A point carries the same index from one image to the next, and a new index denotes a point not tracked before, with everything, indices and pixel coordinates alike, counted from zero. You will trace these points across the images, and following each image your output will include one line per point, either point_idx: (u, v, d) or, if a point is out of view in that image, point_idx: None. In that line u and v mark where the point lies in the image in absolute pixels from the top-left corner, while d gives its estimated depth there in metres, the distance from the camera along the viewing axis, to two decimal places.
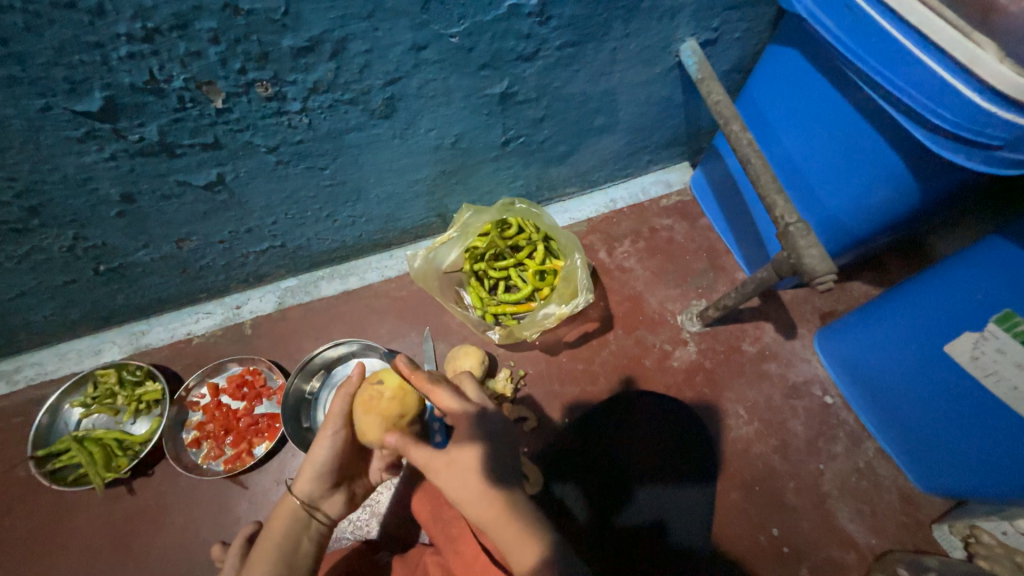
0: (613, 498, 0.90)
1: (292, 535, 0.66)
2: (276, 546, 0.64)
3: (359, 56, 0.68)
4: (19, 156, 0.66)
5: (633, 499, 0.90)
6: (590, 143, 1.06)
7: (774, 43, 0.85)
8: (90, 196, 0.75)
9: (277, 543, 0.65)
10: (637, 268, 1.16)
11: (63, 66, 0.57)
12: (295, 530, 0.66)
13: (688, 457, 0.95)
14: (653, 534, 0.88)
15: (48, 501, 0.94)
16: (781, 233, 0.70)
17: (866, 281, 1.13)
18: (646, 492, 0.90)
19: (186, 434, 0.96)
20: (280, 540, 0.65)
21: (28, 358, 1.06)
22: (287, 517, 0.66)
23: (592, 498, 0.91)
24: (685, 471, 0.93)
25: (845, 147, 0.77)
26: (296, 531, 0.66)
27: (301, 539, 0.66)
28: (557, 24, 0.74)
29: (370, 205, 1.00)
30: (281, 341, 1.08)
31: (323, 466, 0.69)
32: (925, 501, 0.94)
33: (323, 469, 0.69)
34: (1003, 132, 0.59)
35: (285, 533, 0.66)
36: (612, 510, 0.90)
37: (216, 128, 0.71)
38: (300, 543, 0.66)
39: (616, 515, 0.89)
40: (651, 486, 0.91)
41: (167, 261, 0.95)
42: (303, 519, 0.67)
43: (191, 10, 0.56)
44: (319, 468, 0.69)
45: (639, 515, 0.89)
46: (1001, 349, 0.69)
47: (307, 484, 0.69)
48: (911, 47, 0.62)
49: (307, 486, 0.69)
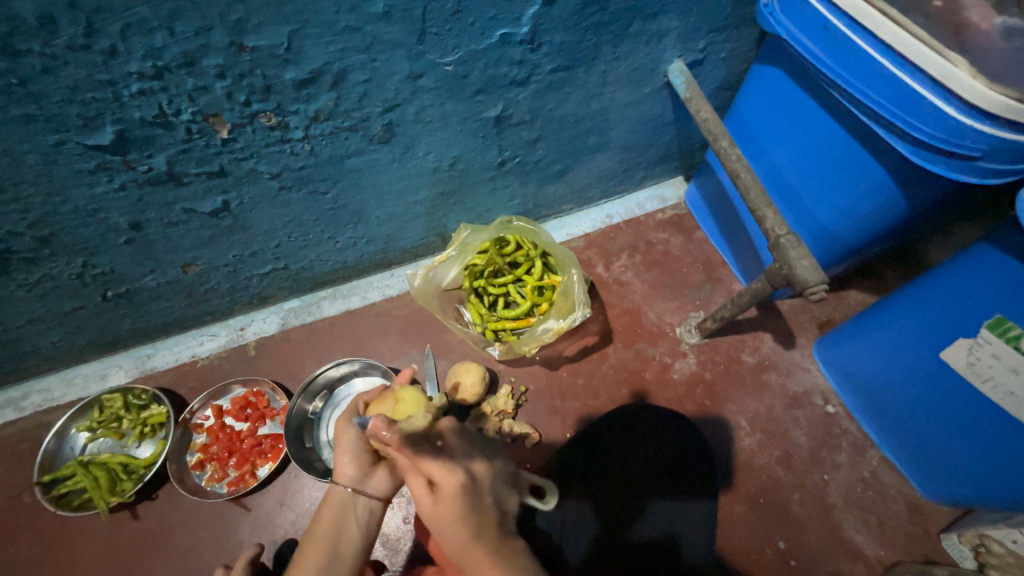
0: (621, 513, 0.90)
1: (339, 521, 0.66)
2: (324, 536, 0.64)
3: (358, 86, 0.71)
4: (32, 188, 0.68)
5: (644, 513, 0.90)
6: (585, 161, 1.08)
7: (759, 62, 0.88)
8: (100, 225, 0.78)
9: (327, 527, 0.65)
10: (635, 282, 1.17)
11: (76, 103, 0.60)
12: (345, 514, 0.67)
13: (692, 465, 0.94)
14: (664, 547, 0.87)
15: (53, 528, 0.94)
16: (773, 246, 0.72)
17: (862, 290, 1.14)
18: (658, 505, 0.90)
19: (191, 456, 0.96)
20: (329, 523, 0.66)
21: (35, 384, 1.07)
22: (336, 502, 0.67)
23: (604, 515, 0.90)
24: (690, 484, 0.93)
25: (831, 159, 0.79)
26: (343, 516, 0.66)
27: (348, 522, 0.66)
28: (548, 50, 0.78)
29: (371, 226, 1.02)
30: (284, 362, 1.09)
31: (357, 449, 0.71)
32: (932, 510, 0.93)
33: (357, 451, 0.70)
34: (982, 143, 0.61)
35: (332, 521, 0.66)
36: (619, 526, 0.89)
37: (222, 156, 0.73)
38: (348, 526, 0.66)
39: (626, 531, 0.89)
40: (661, 498, 0.91)
41: (173, 285, 0.97)
42: (348, 502, 0.67)
43: (198, 48, 0.59)
44: (355, 451, 0.70)
45: (649, 528, 0.88)
46: (996, 354, 0.70)
47: (349, 470, 0.69)
48: (888, 65, 0.65)
49: (346, 472, 0.69)
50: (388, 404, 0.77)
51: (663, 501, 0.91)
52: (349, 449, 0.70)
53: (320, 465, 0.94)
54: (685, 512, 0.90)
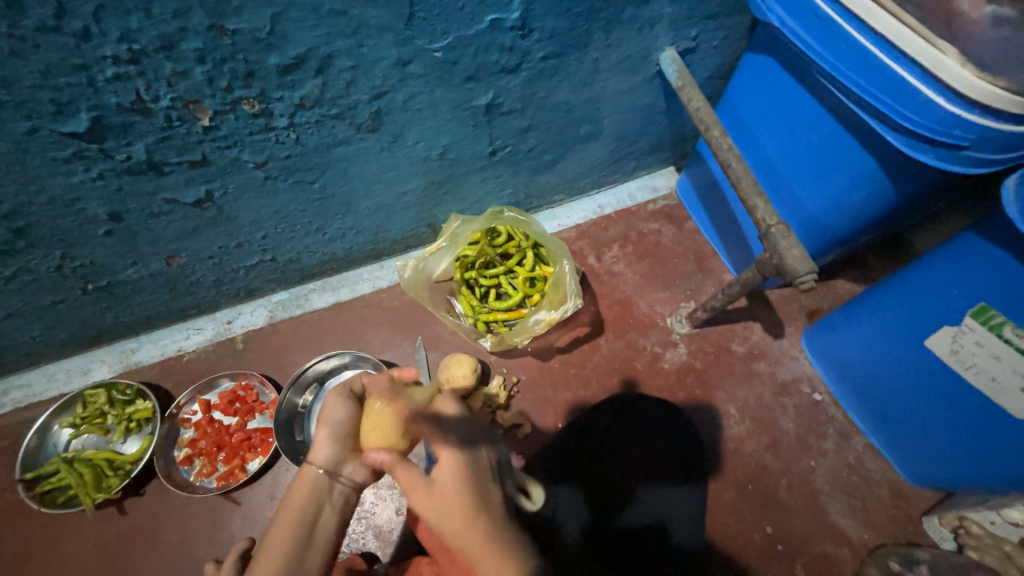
0: (612, 500, 0.91)
1: (313, 505, 0.62)
2: (295, 518, 0.60)
3: (345, 72, 0.69)
4: (4, 178, 0.65)
5: (635, 499, 0.91)
6: (577, 151, 1.07)
7: (751, 51, 0.88)
8: (78, 216, 0.75)
9: (298, 509, 0.61)
10: (627, 272, 1.17)
11: (48, 88, 0.57)
12: (318, 498, 0.62)
13: (680, 449, 0.96)
14: (654, 533, 0.88)
15: (38, 525, 0.92)
16: (764, 235, 0.72)
17: (849, 279, 1.16)
18: (648, 492, 0.91)
19: (178, 451, 0.95)
20: (301, 507, 0.61)
21: (15, 380, 1.04)
22: (307, 486, 0.63)
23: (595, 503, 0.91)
24: (680, 471, 0.94)
25: (821, 149, 0.79)
26: (317, 499, 0.62)
27: (323, 507, 0.62)
28: (539, 36, 0.76)
29: (360, 217, 1.00)
30: (273, 355, 1.07)
31: (340, 425, 0.69)
32: (915, 494, 0.96)
33: (340, 432, 0.68)
34: (970, 133, 0.61)
35: (306, 503, 0.61)
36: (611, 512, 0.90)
37: (204, 145, 0.71)
38: (322, 510, 0.62)
39: (616, 516, 0.89)
40: (650, 484, 0.92)
41: (157, 278, 0.95)
42: (323, 485, 0.63)
43: (176, 31, 0.57)
44: (337, 432, 0.68)
45: (640, 515, 0.89)
46: (979, 341, 0.71)
47: (326, 450, 0.66)
48: (880, 54, 0.65)
49: (321, 453, 0.66)
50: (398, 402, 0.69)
51: (654, 488, 0.92)
52: (332, 426, 0.69)
53: None
54: (673, 498, 0.92)
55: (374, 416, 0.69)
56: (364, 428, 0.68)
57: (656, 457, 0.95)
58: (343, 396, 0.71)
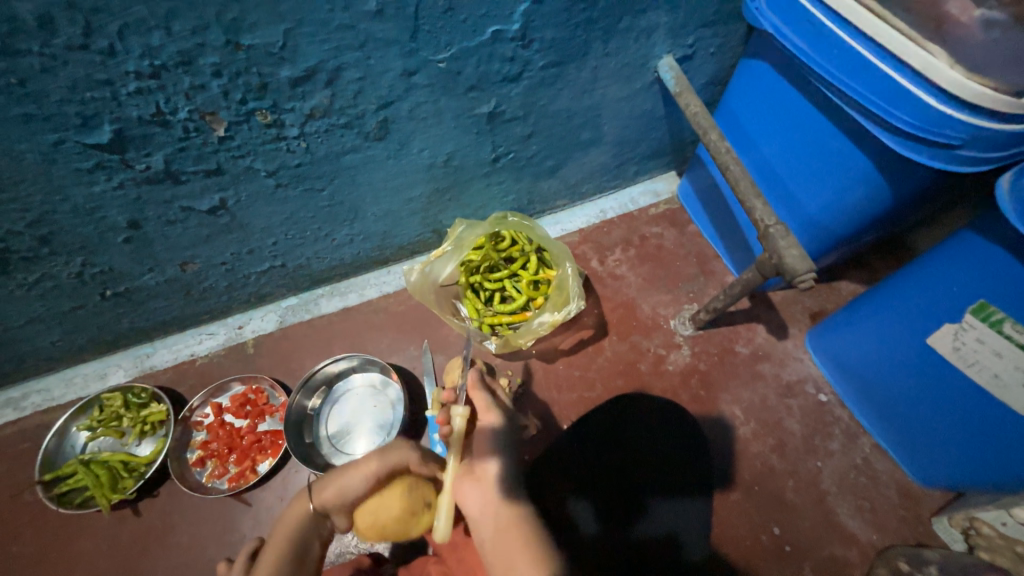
0: (625, 511, 0.91)
1: (299, 539, 0.63)
2: (284, 550, 0.61)
3: (353, 84, 0.72)
4: (31, 188, 0.69)
5: (647, 510, 0.91)
6: (578, 156, 1.10)
7: (746, 58, 0.90)
8: (99, 223, 0.78)
9: (286, 541, 0.62)
10: (630, 275, 1.19)
11: (75, 102, 0.61)
12: (306, 537, 0.63)
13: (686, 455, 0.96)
14: (667, 544, 0.89)
15: (55, 526, 0.94)
16: (763, 236, 0.74)
17: (852, 280, 1.16)
18: (659, 502, 0.92)
19: (191, 453, 0.97)
20: (290, 542, 0.62)
21: (35, 384, 1.08)
22: (301, 521, 0.64)
23: (603, 514, 0.90)
24: (687, 477, 0.94)
25: (817, 151, 0.81)
26: (307, 537, 0.63)
27: (307, 548, 0.63)
28: (540, 47, 0.79)
29: (368, 223, 1.03)
30: (283, 359, 1.10)
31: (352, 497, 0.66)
32: (924, 494, 0.95)
33: (350, 495, 0.66)
34: (961, 133, 0.62)
35: (296, 538, 0.63)
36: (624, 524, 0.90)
37: (219, 154, 0.74)
38: (308, 549, 0.63)
39: (630, 528, 0.89)
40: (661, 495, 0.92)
41: (171, 284, 0.98)
42: (314, 528, 0.64)
43: (194, 47, 0.60)
44: (347, 490, 0.66)
45: (654, 526, 0.90)
46: (981, 338, 0.71)
47: (329, 498, 0.65)
48: (870, 57, 0.66)
49: (325, 499, 0.65)
50: (410, 518, 0.71)
51: (666, 499, 0.92)
52: (345, 487, 0.66)
53: (320, 460, 0.95)
54: (683, 509, 0.92)
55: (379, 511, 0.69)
56: (373, 509, 0.69)
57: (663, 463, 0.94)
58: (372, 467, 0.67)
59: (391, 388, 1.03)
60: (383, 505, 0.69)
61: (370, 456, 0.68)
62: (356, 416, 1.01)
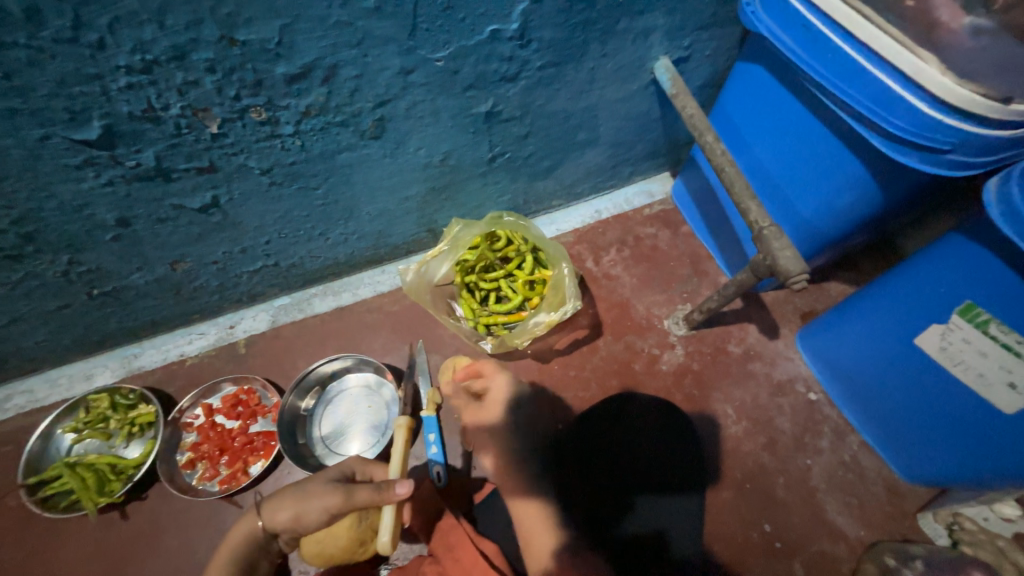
0: (612, 508, 0.86)
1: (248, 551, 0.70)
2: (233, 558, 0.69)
3: (349, 81, 0.71)
4: (16, 184, 0.67)
5: (634, 508, 0.85)
6: (574, 157, 1.10)
7: (741, 61, 0.91)
8: (87, 221, 0.77)
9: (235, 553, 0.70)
10: (624, 276, 1.19)
11: (63, 97, 0.59)
12: (254, 551, 0.71)
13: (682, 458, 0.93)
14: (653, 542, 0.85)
15: (39, 530, 0.92)
16: (757, 237, 0.74)
17: (841, 281, 1.18)
18: (647, 501, 0.86)
19: (180, 455, 0.95)
20: (237, 554, 0.70)
21: (17, 386, 1.05)
22: (248, 536, 0.70)
23: (591, 511, 0.86)
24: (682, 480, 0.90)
25: (811, 154, 0.82)
26: (254, 552, 0.71)
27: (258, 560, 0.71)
28: (538, 47, 0.79)
29: (362, 222, 1.02)
30: (276, 359, 1.08)
31: (305, 525, 0.68)
32: (909, 490, 0.98)
33: (302, 523, 0.68)
34: (951, 138, 0.64)
35: (243, 550, 0.70)
36: (612, 519, 0.85)
37: (212, 152, 0.73)
38: (259, 560, 0.72)
39: (616, 526, 0.85)
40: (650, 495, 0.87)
41: (161, 283, 0.96)
42: (262, 541, 0.71)
43: (188, 42, 0.59)
44: (300, 516, 0.68)
45: (640, 524, 0.85)
46: (966, 338, 0.73)
47: (283, 519, 0.69)
48: (864, 62, 0.67)
49: (277, 520, 0.69)
50: (354, 549, 0.75)
51: (655, 498, 0.87)
52: (300, 511, 0.68)
53: (312, 461, 0.94)
54: (675, 507, 0.88)
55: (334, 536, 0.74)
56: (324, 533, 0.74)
57: (657, 465, 0.89)
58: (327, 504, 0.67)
59: (386, 389, 1.02)
60: (335, 532, 0.74)
61: (337, 496, 0.66)
62: (350, 417, 1.00)
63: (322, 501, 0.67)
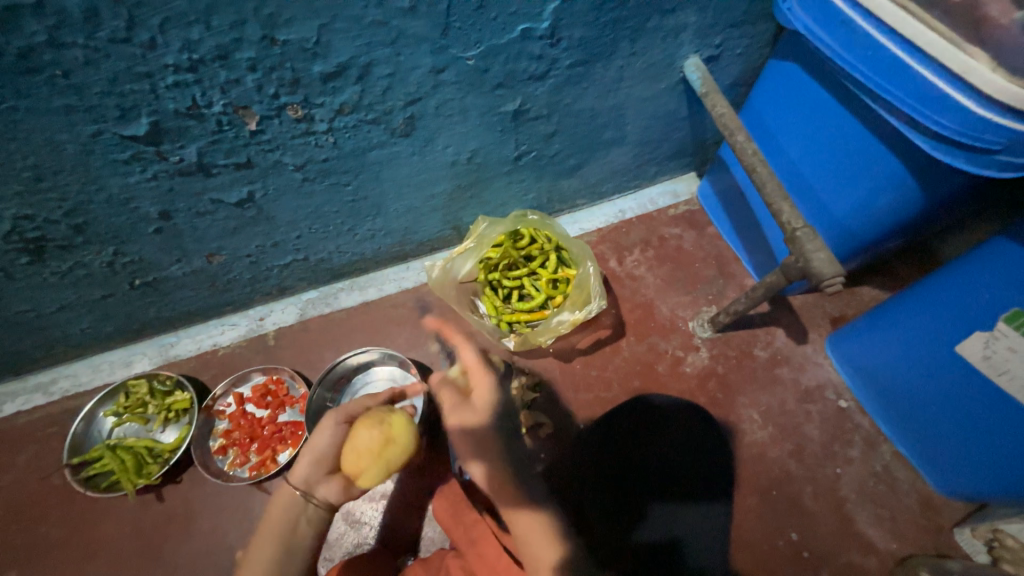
0: (626, 514, 0.89)
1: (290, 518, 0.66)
2: (275, 529, 0.66)
3: (383, 79, 0.73)
4: (69, 178, 0.70)
5: (649, 516, 0.89)
6: (600, 156, 1.09)
7: (775, 58, 0.89)
8: (132, 214, 0.80)
9: (275, 526, 0.66)
10: (648, 276, 1.18)
11: (115, 95, 0.62)
12: (293, 516, 0.67)
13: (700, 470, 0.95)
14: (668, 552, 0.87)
15: (81, 508, 0.97)
16: (790, 239, 0.73)
17: (875, 286, 1.15)
18: (660, 508, 0.90)
19: (213, 441, 0.99)
20: (279, 526, 0.66)
21: (62, 370, 1.10)
22: (285, 503, 0.67)
23: (608, 514, 0.90)
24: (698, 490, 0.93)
25: (849, 154, 0.79)
26: (292, 516, 0.67)
27: (299, 521, 0.67)
28: (567, 45, 0.79)
29: (389, 219, 1.04)
30: (303, 352, 1.11)
31: (322, 454, 0.71)
32: (945, 504, 0.94)
33: (320, 453, 0.71)
34: (1001, 138, 0.61)
35: (283, 520, 0.66)
36: (627, 527, 0.89)
37: (250, 148, 0.75)
38: (299, 525, 0.67)
39: (630, 532, 0.88)
40: (664, 501, 0.91)
41: (197, 275, 0.99)
42: (298, 505, 0.67)
43: (232, 42, 0.61)
44: (317, 451, 0.71)
45: (654, 531, 0.88)
46: (1011, 347, 0.70)
47: (303, 470, 0.69)
48: (907, 59, 0.65)
49: (298, 471, 0.69)
50: (378, 439, 0.71)
51: (667, 505, 0.90)
52: (314, 449, 0.71)
53: None
54: (691, 517, 0.91)
55: (355, 441, 0.71)
56: (346, 452, 0.71)
57: (672, 473, 0.93)
58: (334, 421, 0.73)
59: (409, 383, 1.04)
60: (355, 442, 0.71)
61: (328, 412, 0.74)
62: None
63: (327, 424, 0.73)
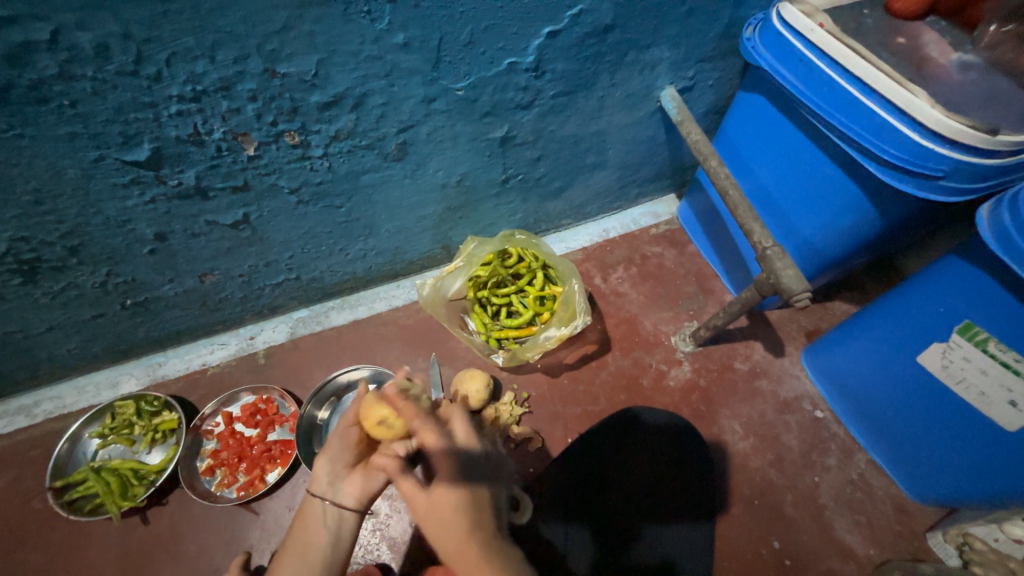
0: (619, 536, 0.90)
1: (309, 531, 0.67)
2: (298, 541, 0.66)
3: (376, 108, 0.77)
4: (68, 201, 0.72)
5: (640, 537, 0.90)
6: (584, 178, 1.15)
7: (743, 90, 0.96)
8: (128, 235, 0.82)
9: (298, 536, 0.67)
10: (632, 293, 1.23)
11: (119, 122, 0.65)
12: (314, 522, 0.67)
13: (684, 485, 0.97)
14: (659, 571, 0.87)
15: (62, 534, 0.94)
16: (761, 257, 0.78)
17: (845, 301, 1.21)
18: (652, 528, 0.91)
19: (200, 462, 0.98)
20: (299, 537, 0.67)
21: (46, 392, 1.09)
22: (307, 511, 0.68)
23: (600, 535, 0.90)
24: (683, 507, 0.93)
25: (810, 181, 0.86)
26: (315, 521, 0.68)
27: (317, 531, 0.67)
28: (551, 77, 0.85)
29: (381, 239, 1.07)
30: (293, 370, 1.12)
31: (337, 454, 0.73)
32: (918, 510, 0.98)
33: (334, 454, 0.73)
34: (943, 165, 0.67)
35: (306, 530, 0.67)
36: (620, 549, 0.89)
37: (247, 172, 0.78)
38: (316, 535, 0.66)
39: (625, 554, 0.88)
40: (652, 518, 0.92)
41: (188, 295, 1.00)
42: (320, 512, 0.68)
43: (235, 75, 0.64)
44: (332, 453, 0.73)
45: (647, 552, 0.89)
46: (967, 357, 0.75)
47: (321, 476, 0.71)
48: (858, 94, 0.72)
49: (318, 479, 0.71)
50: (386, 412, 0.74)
51: (658, 524, 0.91)
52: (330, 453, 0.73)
53: None
54: (684, 536, 0.91)
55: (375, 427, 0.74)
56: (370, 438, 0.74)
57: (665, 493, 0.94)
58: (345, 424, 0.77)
59: None
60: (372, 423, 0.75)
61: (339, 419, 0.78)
62: None
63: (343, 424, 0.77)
